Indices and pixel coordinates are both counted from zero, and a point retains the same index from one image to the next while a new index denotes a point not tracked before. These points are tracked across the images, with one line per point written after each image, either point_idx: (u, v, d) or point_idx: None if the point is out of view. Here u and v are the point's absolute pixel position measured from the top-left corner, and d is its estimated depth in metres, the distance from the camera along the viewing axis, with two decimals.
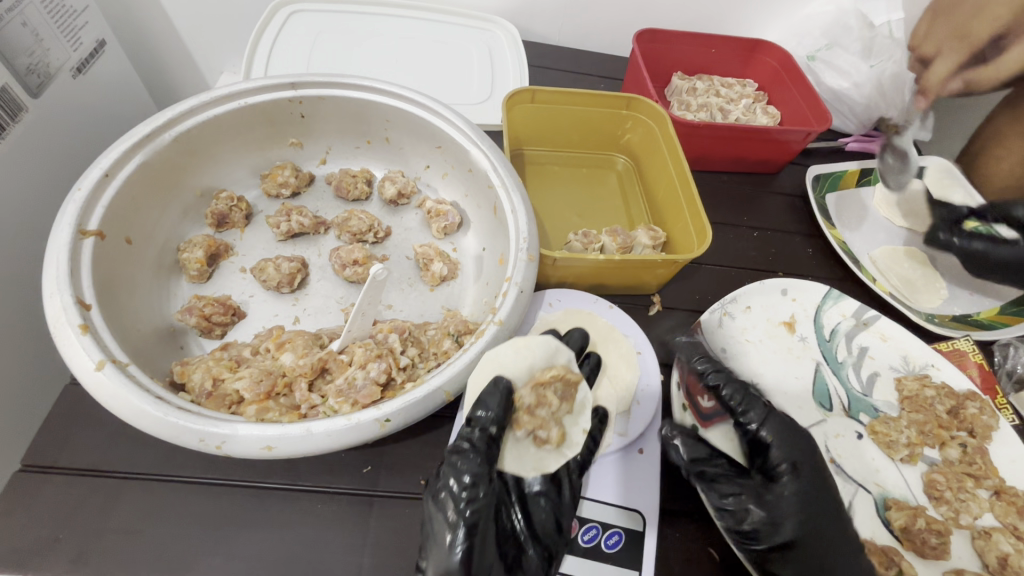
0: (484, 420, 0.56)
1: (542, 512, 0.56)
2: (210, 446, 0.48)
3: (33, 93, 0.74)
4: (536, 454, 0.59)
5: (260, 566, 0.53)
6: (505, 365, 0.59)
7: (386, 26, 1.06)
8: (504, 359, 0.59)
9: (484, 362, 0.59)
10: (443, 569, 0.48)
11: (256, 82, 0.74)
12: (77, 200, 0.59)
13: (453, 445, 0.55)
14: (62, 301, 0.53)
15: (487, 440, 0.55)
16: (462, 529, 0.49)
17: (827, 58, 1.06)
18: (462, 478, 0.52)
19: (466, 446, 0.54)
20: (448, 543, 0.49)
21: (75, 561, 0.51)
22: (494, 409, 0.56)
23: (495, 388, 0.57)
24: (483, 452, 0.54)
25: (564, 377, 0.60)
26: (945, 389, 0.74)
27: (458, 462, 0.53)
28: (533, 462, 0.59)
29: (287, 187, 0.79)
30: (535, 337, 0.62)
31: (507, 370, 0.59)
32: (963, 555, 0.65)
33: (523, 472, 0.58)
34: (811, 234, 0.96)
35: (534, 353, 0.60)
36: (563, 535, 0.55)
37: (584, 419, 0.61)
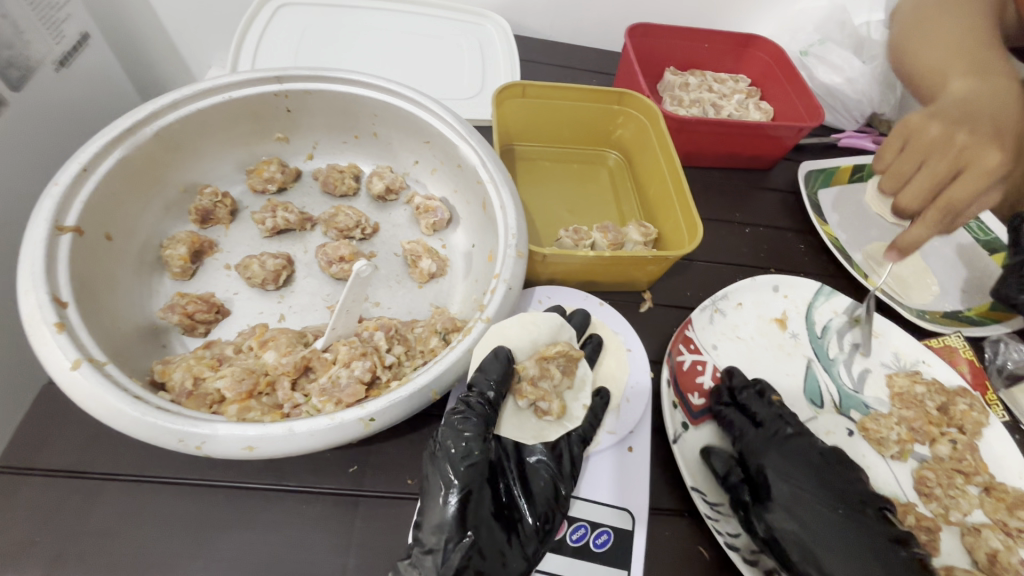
0: (483, 386, 0.58)
1: (541, 480, 0.58)
2: (190, 447, 0.47)
3: (12, 86, 0.73)
4: (536, 424, 0.63)
5: (243, 569, 0.52)
6: (509, 338, 0.62)
7: (376, 20, 1.05)
8: (509, 332, 0.62)
9: (489, 335, 0.62)
10: (437, 528, 0.51)
11: (241, 76, 0.73)
12: (54, 195, 0.58)
13: (453, 407, 0.57)
14: (38, 299, 0.52)
15: (485, 404, 0.57)
16: (457, 488, 0.52)
17: (820, 53, 1.05)
18: (461, 438, 0.54)
19: (465, 407, 0.57)
20: (442, 501, 0.51)
21: (53, 565, 0.50)
22: (495, 376, 0.59)
23: (495, 357, 0.60)
24: (481, 415, 0.56)
25: (567, 353, 0.63)
26: (936, 386, 0.74)
27: (456, 421, 0.55)
28: (533, 432, 0.62)
29: (273, 182, 0.78)
30: (541, 314, 0.65)
31: (512, 344, 0.62)
32: (952, 551, 0.64)
33: (523, 440, 0.61)
34: (803, 230, 0.96)
35: (539, 329, 0.64)
36: (561, 505, 0.56)
37: (585, 394, 0.65)
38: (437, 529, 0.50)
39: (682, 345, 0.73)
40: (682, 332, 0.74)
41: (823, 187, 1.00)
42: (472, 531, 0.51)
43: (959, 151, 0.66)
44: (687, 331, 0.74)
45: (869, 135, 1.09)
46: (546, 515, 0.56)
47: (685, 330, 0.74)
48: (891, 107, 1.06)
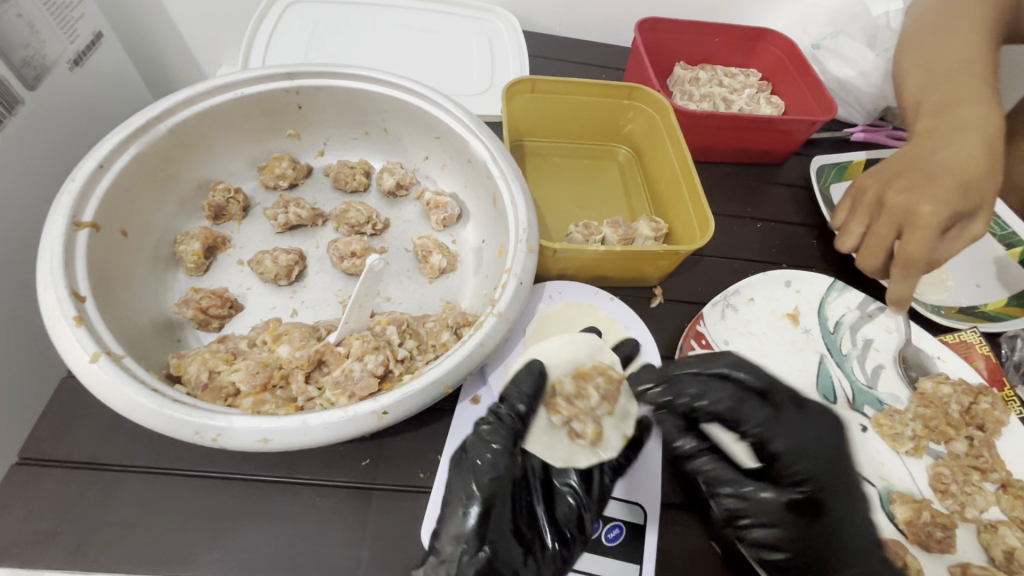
0: (517, 399, 0.60)
1: (565, 506, 0.57)
2: (206, 438, 0.48)
3: (29, 85, 0.74)
4: (568, 447, 0.63)
5: (258, 560, 0.52)
6: (548, 355, 0.66)
7: (385, 16, 1.05)
8: (549, 351, 0.66)
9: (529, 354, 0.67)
10: (455, 538, 0.51)
11: (253, 73, 0.73)
12: (71, 191, 0.59)
13: (482, 417, 0.58)
14: (57, 293, 0.52)
15: (515, 418, 0.58)
16: (479, 500, 0.52)
17: (833, 46, 1.04)
18: (490, 449, 0.55)
19: (494, 419, 0.58)
20: (462, 514, 0.52)
21: (74, 554, 0.51)
22: (527, 389, 0.60)
23: (529, 372, 0.61)
24: (509, 429, 0.58)
25: (606, 374, 0.65)
26: (962, 386, 0.72)
27: (485, 432, 0.56)
28: (563, 454, 0.62)
29: (284, 178, 0.78)
30: (583, 335, 0.69)
31: (552, 363, 0.66)
32: (968, 548, 0.64)
33: (551, 461, 0.62)
34: (816, 225, 0.95)
35: (579, 349, 0.67)
36: (582, 534, 0.55)
37: (626, 426, 0.64)
38: (455, 540, 0.51)
39: (694, 340, 0.73)
40: (694, 327, 0.74)
41: (837, 182, 0.98)
42: (488, 547, 0.52)
43: (893, 211, 0.74)
44: (698, 326, 0.74)
45: (883, 129, 1.08)
46: (566, 539, 0.55)
47: (696, 325, 0.74)
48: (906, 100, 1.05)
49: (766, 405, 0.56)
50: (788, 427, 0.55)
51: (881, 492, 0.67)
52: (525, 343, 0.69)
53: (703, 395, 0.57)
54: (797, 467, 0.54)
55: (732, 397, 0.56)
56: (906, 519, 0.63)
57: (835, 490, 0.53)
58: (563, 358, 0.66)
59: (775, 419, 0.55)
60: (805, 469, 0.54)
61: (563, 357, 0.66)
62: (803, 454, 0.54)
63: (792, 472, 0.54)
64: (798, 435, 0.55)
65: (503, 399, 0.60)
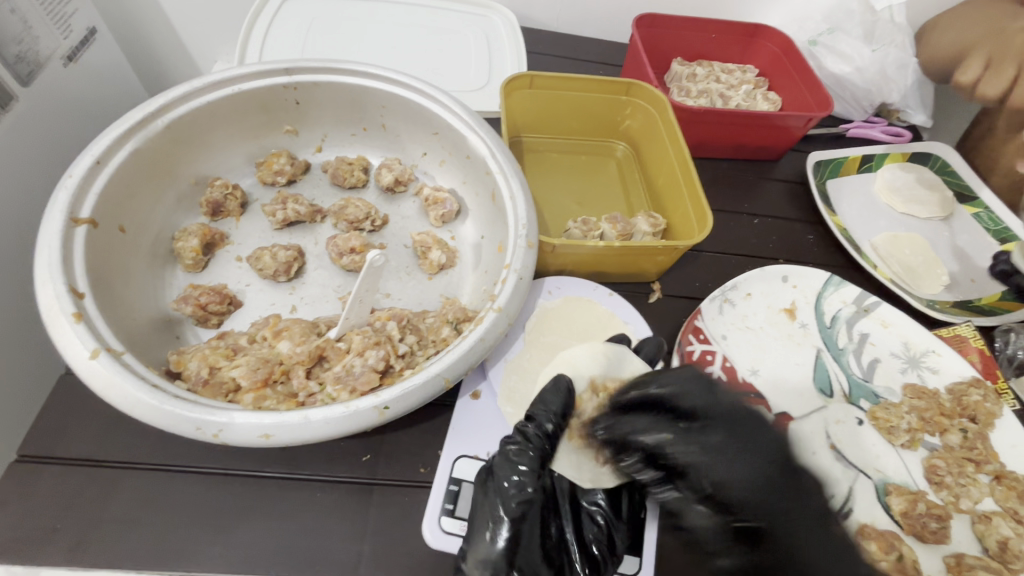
0: (543, 417, 0.57)
1: (593, 526, 0.57)
2: (207, 434, 0.48)
3: (24, 82, 0.73)
4: (595, 468, 0.59)
5: (260, 556, 0.52)
6: (578, 367, 0.64)
7: (381, 12, 1.04)
8: (577, 362, 0.64)
9: (559, 362, 0.65)
10: (482, 562, 0.50)
11: (250, 68, 0.73)
12: (69, 186, 0.58)
13: (508, 437, 0.57)
14: (55, 290, 0.52)
15: (543, 438, 0.57)
16: (507, 522, 0.51)
17: (830, 42, 1.05)
18: (518, 471, 0.54)
19: (522, 439, 0.56)
20: (489, 538, 0.50)
21: (75, 551, 0.51)
22: (556, 406, 0.58)
23: (556, 387, 0.59)
24: (539, 451, 0.56)
25: None
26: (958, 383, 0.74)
27: (513, 454, 0.55)
28: (590, 474, 0.59)
29: (282, 175, 0.78)
30: (612, 346, 0.65)
31: (580, 378, 0.63)
32: (962, 539, 0.65)
33: (579, 481, 0.59)
34: (812, 220, 0.95)
35: (608, 360, 0.64)
36: (613, 553, 0.55)
37: None
38: (487, 564, 0.50)
39: (692, 335, 0.73)
40: (692, 323, 0.74)
41: (832, 178, 1.00)
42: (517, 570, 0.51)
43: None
44: (697, 321, 0.74)
45: (878, 125, 1.09)
46: (595, 557, 0.54)
47: (695, 320, 0.74)
48: (901, 95, 1.05)
49: (695, 431, 0.54)
50: (715, 456, 0.52)
51: (877, 484, 0.67)
52: (525, 338, 0.69)
53: (635, 427, 0.56)
54: (724, 493, 0.51)
55: (671, 433, 0.54)
56: (902, 511, 0.64)
57: (777, 519, 0.49)
58: (590, 373, 0.63)
59: (703, 441, 0.53)
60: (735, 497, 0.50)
61: (592, 371, 0.63)
62: (736, 481, 0.51)
63: (726, 498, 0.50)
64: (752, 458, 0.52)
65: (527, 420, 0.58)
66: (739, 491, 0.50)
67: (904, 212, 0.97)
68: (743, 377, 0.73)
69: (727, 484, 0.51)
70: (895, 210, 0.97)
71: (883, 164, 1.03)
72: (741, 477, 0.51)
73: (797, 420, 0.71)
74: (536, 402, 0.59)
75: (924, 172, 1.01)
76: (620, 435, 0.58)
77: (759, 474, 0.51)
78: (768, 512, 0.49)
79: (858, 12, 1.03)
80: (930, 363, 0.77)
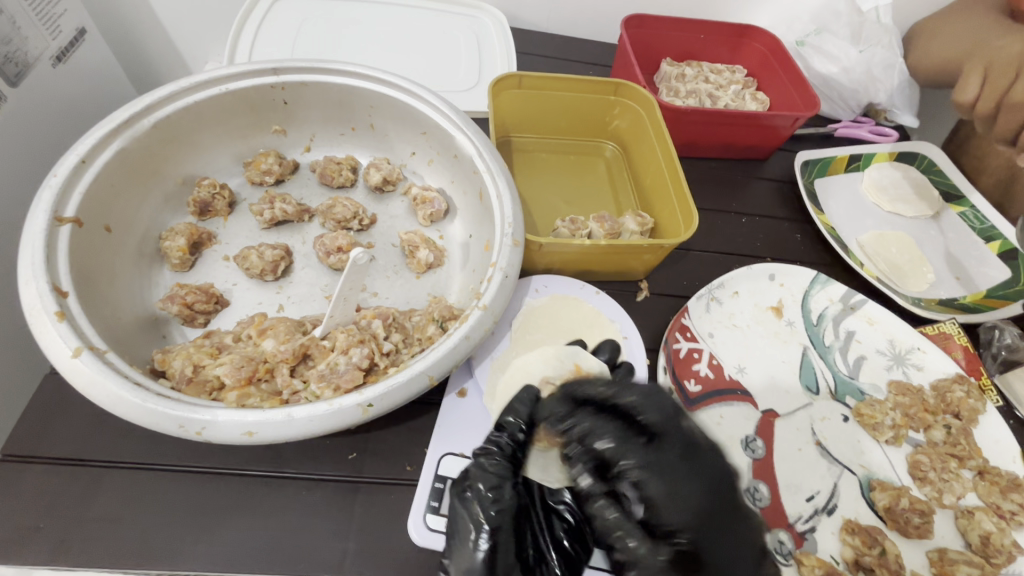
0: (514, 425, 0.56)
1: (564, 522, 0.58)
2: (190, 432, 0.48)
3: (12, 82, 0.73)
4: (563, 469, 0.60)
5: (244, 554, 0.52)
6: (533, 375, 0.62)
7: (371, 13, 1.04)
8: (533, 369, 0.62)
9: (516, 374, 0.63)
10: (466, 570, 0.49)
11: (237, 68, 0.73)
12: (52, 186, 0.58)
13: (481, 447, 0.56)
14: (38, 289, 0.52)
15: (515, 447, 0.55)
16: (486, 530, 0.50)
17: (816, 43, 1.06)
18: (490, 479, 0.53)
19: (493, 447, 0.55)
20: (472, 544, 0.50)
21: (58, 549, 0.51)
22: (526, 414, 0.56)
23: (525, 396, 0.57)
24: (508, 456, 0.55)
25: None
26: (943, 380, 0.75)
27: (486, 464, 0.54)
28: (558, 475, 0.59)
29: (270, 175, 0.78)
30: (563, 346, 0.64)
31: (533, 379, 0.62)
32: (946, 534, 0.66)
33: (548, 483, 0.59)
34: (800, 220, 0.96)
35: (561, 361, 0.62)
36: (585, 547, 0.56)
37: None
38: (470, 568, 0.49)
39: (679, 333, 0.74)
40: (678, 321, 0.75)
41: (820, 177, 1.00)
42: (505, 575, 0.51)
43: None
44: (684, 319, 0.75)
45: (865, 125, 1.10)
46: (574, 556, 0.55)
47: (682, 318, 0.75)
48: (887, 95, 1.06)
49: (651, 448, 0.50)
50: (665, 471, 0.49)
51: (862, 480, 0.68)
52: (511, 337, 0.69)
53: (586, 425, 0.52)
54: (665, 517, 0.48)
55: (626, 442, 0.50)
56: (885, 506, 0.65)
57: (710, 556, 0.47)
58: (542, 372, 0.62)
59: (656, 461, 0.50)
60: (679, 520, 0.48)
61: (546, 372, 0.61)
62: (676, 500, 0.48)
63: (665, 523, 0.48)
64: (700, 486, 0.50)
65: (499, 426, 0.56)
66: (678, 519, 0.48)
67: (890, 211, 0.97)
68: (730, 374, 0.74)
69: (669, 503, 0.48)
70: (883, 209, 0.98)
71: (870, 164, 1.03)
72: (683, 506, 0.48)
73: (783, 417, 0.71)
74: (506, 410, 0.57)
75: (910, 171, 1.02)
76: (575, 432, 0.52)
77: (706, 500, 0.49)
78: (705, 543, 0.47)
79: (845, 13, 1.04)
80: (916, 360, 0.78)
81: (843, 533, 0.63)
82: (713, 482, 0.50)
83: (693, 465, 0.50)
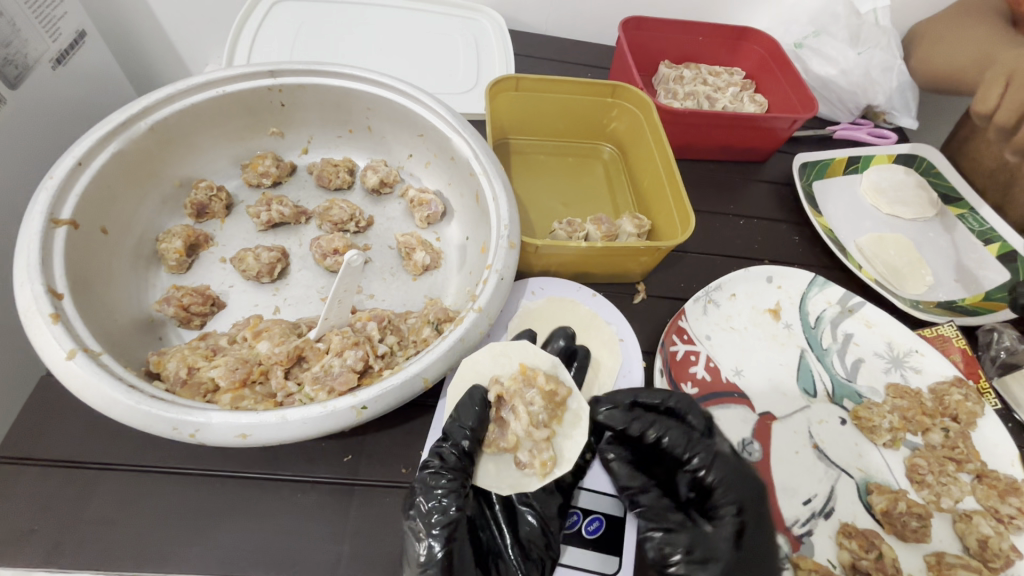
0: (457, 435, 0.57)
1: (527, 525, 0.56)
2: (184, 434, 0.48)
3: (11, 84, 0.73)
4: (517, 475, 0.58)
5: (238, 557, 0.52)
6: (481, 373, 0.63)
7: (369, 15, 1.05)
8: (481, 367, 0.63)
9: (463, 371, 0.63)
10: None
11: (235, 70, 0.73)
12: (49, 188, 0.58)
13: (424, 460, 0.55)
14: (33, 291, 0.52)
15: (460, 454, 0.56)
16: (436, 540, 0.50)
17: (815, 45, 1.05)
18: (435, 492, 0.53)
19: (438, 460, 0.55)
20: (420, 556, 0.50)
21: (52, 552, 0.50)
22: (470, 422, 0.57)
23: (470, 399, 0.59)
24: (454, 464, 0.55)
25: (547, 391, 0.59)
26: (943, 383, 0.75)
27: (429, 477, 0.54)
28: (511, 482, 0.58)
29: (267, 177, 0.78)
30: (511, 342, 0.65)
31: (483, 378, 0.62)
32: (944, 537, 0.65)
33: (499, 489, 0.57)
34: (798, 221, 0.96)
35: (509, 358, 0.63)
36: (547, 552, 0.54)
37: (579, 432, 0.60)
38: (422, 575, 0.49)
39: (676, 335, 0.74)
40: (676, 323, 0.74)
41: (818, 180, 1.00)
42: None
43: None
44: (681, 322, 0.75)
45: (864, 127, 1.10)
46: (531, 559, 0.54)
47: (679, 320, 0.74)
48: (886, 97, 1.06)
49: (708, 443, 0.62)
50: (724, 463, 0.60)
51: (859, 484, 0.68)
52: (507, 339, 0.69)
53: (650, 423, 0.61)
54: (729, 498, 0.59)
55: (692, 439, 0.61)
56: (882, 509, 0.64)
57: (759, 529, 0.59)
58: (493, 372, 0.62)
59: (716, 454, 0.61)
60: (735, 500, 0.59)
61: (495, 371, 0.62)
62: (732, 485, 0.60)
63: (720, 503, 0.59)
64: (747, 475, 0.61)
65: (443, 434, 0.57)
66: (740, 502, 0.59)
67: (890, 213, 0.97)
68: (727, 377, 0.73)
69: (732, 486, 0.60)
70: (881, 211, 0.98)
71: (869, 166, 1.03)
72: (740, 488, 0.60)
73: (780, 420, 0.71)
74: (451, 418, 0.58)
75: (909, 174, 1.02)
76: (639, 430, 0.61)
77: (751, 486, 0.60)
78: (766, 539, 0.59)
79: (843, 16, 1.04)
80: (914, 363, 0.77)
81: (840, 537, 0.63)
82: (750, 479, 0.61)
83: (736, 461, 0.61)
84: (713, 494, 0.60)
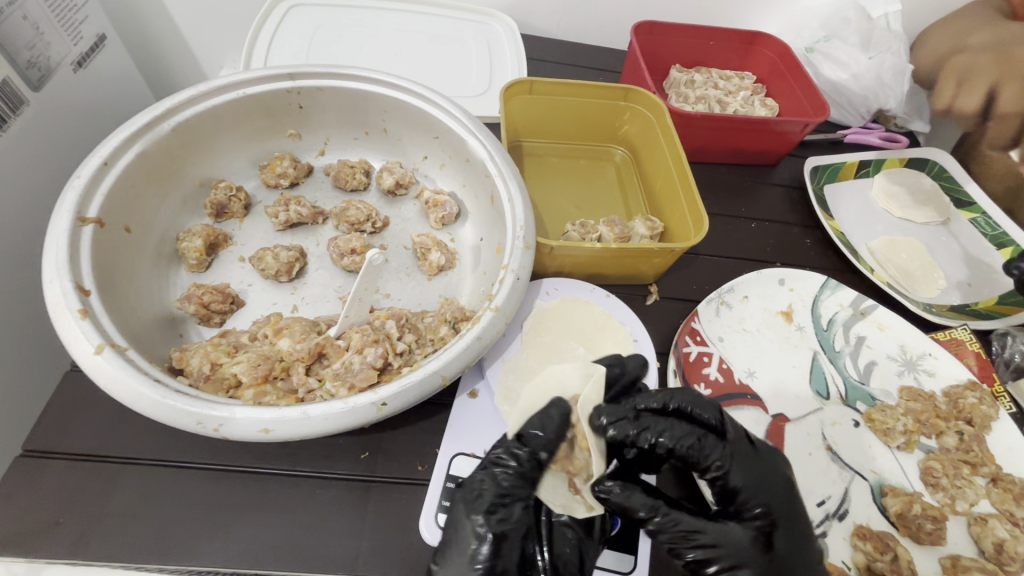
0: (536, 442, 0.56)
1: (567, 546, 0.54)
2: (208, 429, 0.49)
3: (35, 86, 0.75)
4: (569, 496, 0.57)
5: (258, 551, 0.53)
6: (565, 387, 0.60)
7: (384, 19, 1.06)
8: (566, 380, 0.61)
9: (547, 382, 0.61)
10: None
11: (255, 73, 0.74)
12: (77, 187, 0.60)
13: (498, 455, 0.56)
14: (62, 287, 0.53)
15: (534, 463, 0.56)
16: (488, 542, 0.50)
17: (827, 49, 1.06)
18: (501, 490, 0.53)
19: (511, 460, 0.55)
20: (470, 554, 0.50)
21: (76, 544, 0.51)
22: (550, 434, 0.56)
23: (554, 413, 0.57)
24: (525, 472, 0.55)
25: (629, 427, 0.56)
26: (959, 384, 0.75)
27: (501, 475, 0.54)
28: (563, 501, 0.56)
29: (285, 177, 0.80)
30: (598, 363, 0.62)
31: (567, 392, 0.60)
32: (959, 541, 0.65)
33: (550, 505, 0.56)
34: (810, 225, 0.96)
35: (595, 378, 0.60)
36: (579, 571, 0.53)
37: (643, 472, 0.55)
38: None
39: (689, 336, 0.74)
40: (689, 324, 0.75)
41: (829, 183, 1.01)
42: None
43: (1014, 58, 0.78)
44: (694, 323, 0.75)
45: (875, 131, 1.10)
46: None
47: (692, 322, 0.75)
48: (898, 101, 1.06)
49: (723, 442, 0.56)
50: (744, 461, 0.56)
51: (873, 486, 0.68)
52: (522, 338, 0.69)
53: (660, 431, 0.55)
54: (754, 500, 0.55)
55: (705, 441, 0.55)
56: (897, 512, 0.64)
57: (790, 528, 0.55)
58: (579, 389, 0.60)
59: (735, 454, 0.56)
60: (763, 501, 0.55)
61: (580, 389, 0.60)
62: (758, 485, 0.55)
63: (747, 503, 0.55)
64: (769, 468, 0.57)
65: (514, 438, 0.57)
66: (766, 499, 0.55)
67: (901, 217, 0.97)
68: (740, 378, 0.74)
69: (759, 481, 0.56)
70: (893, 215, 0.98)
71: (880, 170, 1.03)
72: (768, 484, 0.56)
73: (793, 421, 0.71)
74: (531, 423, 0.57)
75: (921, 178, 1.02)
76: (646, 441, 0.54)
77: (781, 485, 0.56)
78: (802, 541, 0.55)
79: (855, 20, 1.04)
80: (928, 366, 0.77)
81: (854, 538, 0.63)
82: (777, 476, 0.56)
83: (755, 458, 0.57)
84: (739, 497, 0.55)
